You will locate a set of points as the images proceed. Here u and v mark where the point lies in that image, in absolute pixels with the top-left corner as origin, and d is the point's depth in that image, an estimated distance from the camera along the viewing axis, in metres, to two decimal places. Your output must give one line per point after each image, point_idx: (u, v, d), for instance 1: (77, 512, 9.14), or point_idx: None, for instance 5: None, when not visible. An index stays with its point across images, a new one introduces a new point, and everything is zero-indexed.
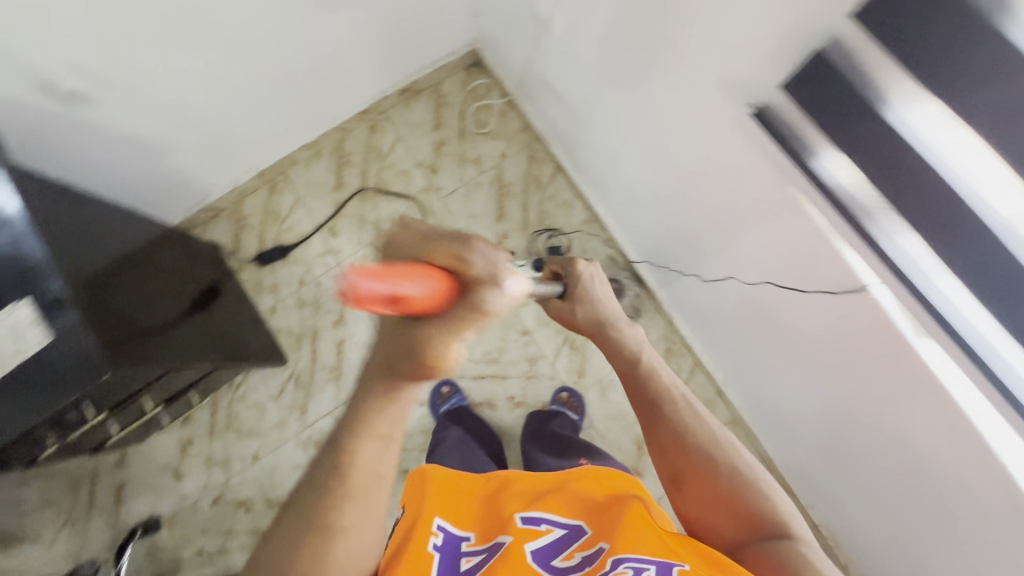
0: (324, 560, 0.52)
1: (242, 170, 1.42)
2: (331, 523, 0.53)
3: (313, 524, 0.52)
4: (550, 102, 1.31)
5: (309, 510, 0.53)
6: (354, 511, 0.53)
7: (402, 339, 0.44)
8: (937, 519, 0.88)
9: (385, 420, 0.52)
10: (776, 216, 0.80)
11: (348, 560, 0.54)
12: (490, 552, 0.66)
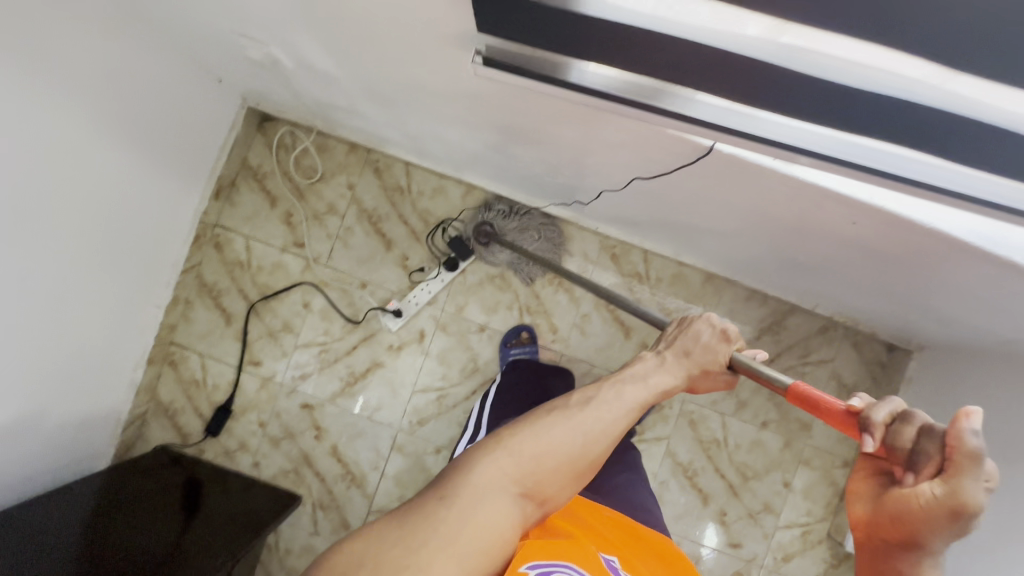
0: (594, 439, 0.65)
1: (130, 371, 1.30)
2: (607, 419, 0.67)
3: (597, 407, 0.67)
4: (351, 118, 1.17)
5: (577, 397, 0.69)
6: (619, 419, 0.68)
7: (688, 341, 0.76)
8: (901, 281, 0.87)
9: (642, 394, 0.70)
10: (590, 127, 0.69)
11: (592, 463, 0.65)
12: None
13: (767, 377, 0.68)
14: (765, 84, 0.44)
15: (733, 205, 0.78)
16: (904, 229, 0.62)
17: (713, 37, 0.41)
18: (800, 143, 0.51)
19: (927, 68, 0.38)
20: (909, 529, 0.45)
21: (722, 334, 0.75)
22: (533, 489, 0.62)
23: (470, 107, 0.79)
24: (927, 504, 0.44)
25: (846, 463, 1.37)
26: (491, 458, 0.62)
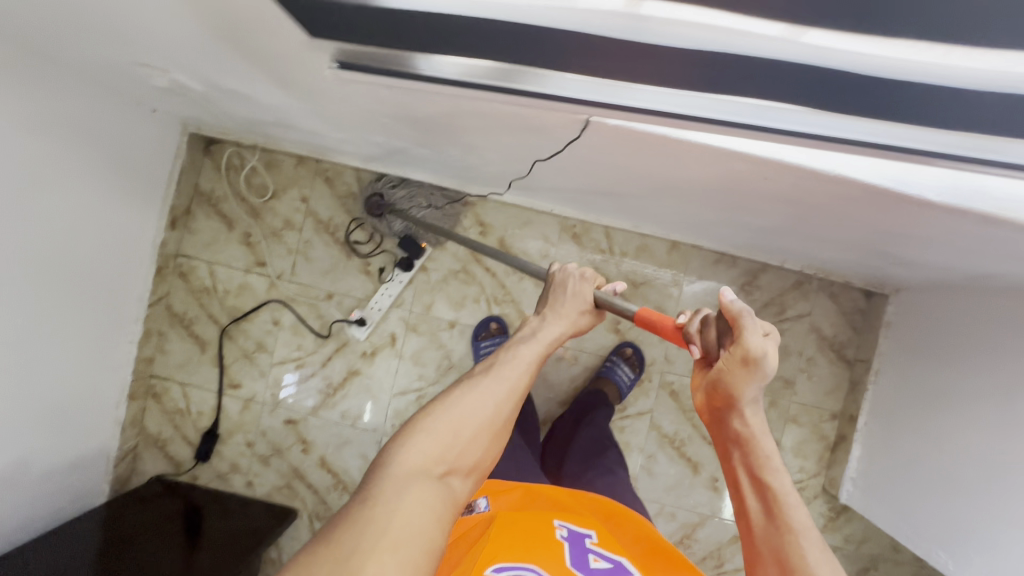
0: (500, 398, 0.68)
1: (114, 409, 1.32)
2: (508, 378, 0.70)
3: (498, 371, 0.71)
4: (290, 132, 1.16)
5: (479, 373, 0.71)
6: (521, 380, 0.71)
7: (558, 292, 0.80)
8: (845, 230, 0.85)
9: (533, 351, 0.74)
10: (489, 114, 0.67)
11: (504, 421, 0.68)
12: (615, 565, 0.70)
13: (623, 310, 0.73)
14: (631, 55, 0.42)
15: (655, 170, 0.75)
16: (814, 177, 0.60)
17: (563, 17, 0.40)
18: (690, 112, 0.49)
19: (780, 25, 0.36)
20: (730, 393, 0.60)
21: (581, 275, 0.80)
22: (456, 460, 0.62)
23: (376, 108, 0.77)
24: (734, 370, 0.59)
25: (834, 416, 1.35)
26: (408, 444, 0.61)
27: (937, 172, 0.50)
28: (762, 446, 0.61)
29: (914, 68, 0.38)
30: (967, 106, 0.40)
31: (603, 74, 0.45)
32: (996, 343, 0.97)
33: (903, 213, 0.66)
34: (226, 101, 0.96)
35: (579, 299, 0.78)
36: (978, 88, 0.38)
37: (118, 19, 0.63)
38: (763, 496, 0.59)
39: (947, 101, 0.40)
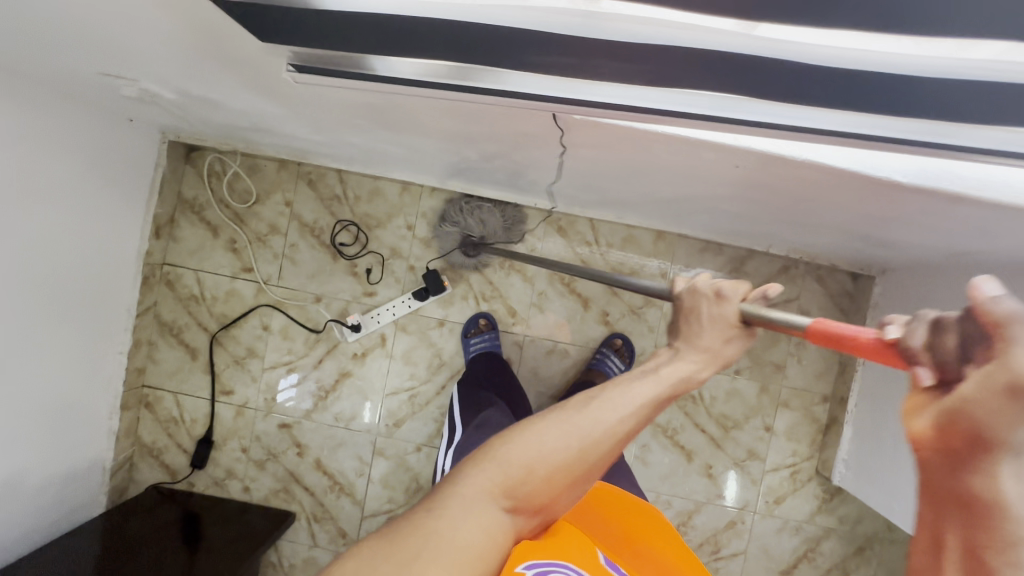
0: (593, 443, 0.52)
1: (107, 420, 1.32)
2: (606, 419, 0.52)
3: (596, 410, 0.52)
4: (268, 136, 1.15)
5: (580, 402, 0.54)
6: (626, 422, 0.52)
7: (685, 309, 0.53)
8: (820, 213, 0.85)
9: (645, 388, 0.52)
10: (456, 113, 0.66)
11: (592, 468, 0.53)
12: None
13: (779, 321, 0.44)
14: (584, 50, 0.42)
15: (628, 161, 0.75)
16: (783, 163, 0.60)
17: (510, 14, 0.39)
18: (652, 102, 0.48)
19: (730, 19, 0.35)
20: (992, 449, 0.27)
21: (714, 292, 0.50)
22: (525, 499, 0.54)
23: (346, 109, 0.77)
24: (981, 400, 0.27)
25: (825, 399, 1.35)
26: (478, 470, 0.54)
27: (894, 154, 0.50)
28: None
29: (870, 57, 0.37)
30: (926, 91, 0.39)
31: (559, 69, 0.44)
32: None
33: (875, 194, 0.66)
34: (198, 108, 0.95)
35: (714, 319, 0.50)
36: (933, 75, 0.37)
37: (78, 31, 0.63)
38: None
39: (905, 86, 0.39)
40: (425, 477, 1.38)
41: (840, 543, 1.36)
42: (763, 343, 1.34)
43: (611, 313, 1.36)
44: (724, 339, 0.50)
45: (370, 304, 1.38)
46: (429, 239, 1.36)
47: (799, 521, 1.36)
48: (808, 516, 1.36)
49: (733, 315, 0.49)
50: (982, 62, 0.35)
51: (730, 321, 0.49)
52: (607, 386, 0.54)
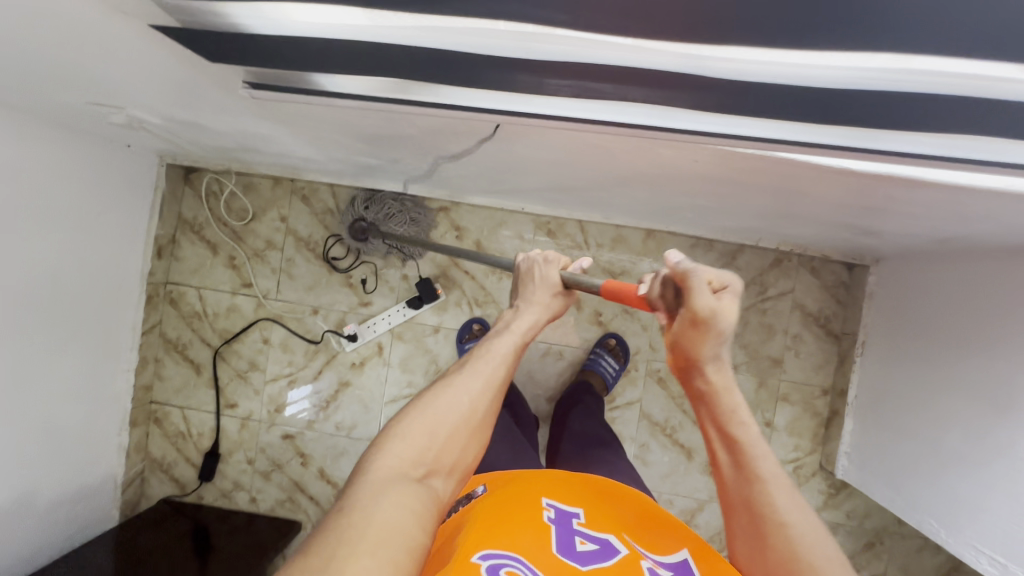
0: (476, 396, 0.62)
1: (116, 437, 1.36)
2: (487, 372, 0.64)
3: (471, 368, 0.64)
4: (259, 156, 1.19)
5: (453, 374, 0.65)
6: (496, 374, 0.65)
7: (522, 281, 0.74)
8: (796, 205, 0.85)
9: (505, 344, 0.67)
10: (423, 125, 0.68)
11: (484, 418, 0.62)
12: (603, 546, 0.64)
13: (583, 283, 0.66)
14: (518, 67, 0.44)
15: (595, 162, 0.76)
16: (741, 156, 0.60)
17: (439, 40, 0.41)
18: (596, 103, 0.50)
19: (648, 36, 0.37)
20: (687, 352, 0.56)
21: (544, 258, 0.73)
22: (437, 463, 0.57)
23: (321, 125, 0.79)
24: (682, 330, 0.53)
25: (826, 392, 1.33)
26: (385, 451, 0.56)
27: (841, 143, 0.51)
28: (749, 429, 0.58)
29: (782, 68, 0.39)
30: (843, 93, 0.41)
31: (500, 82, 0.46)
32: (975, 304, 0.94)
33: (839, 182, 0.66)
34: (187, 131, 0.99)
35: (542, 285, 0.72)
36: (844, 82, 0.39)
37: (61, 67, 0.66)
38: (752, 487, 0.56)
39: (822, 88, 0.41)
40: None
41: (849, 538, 1.33)
42: (758, 337, 1.33)
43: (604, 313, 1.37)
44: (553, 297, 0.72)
45: (366, 315, 1.40)
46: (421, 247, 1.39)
47: None
48: None
49: (555, 282, 0.71)
50: (886, 68, 0.37)
51: (553, 286, 0.71)
52: (479, 348, 0.67)
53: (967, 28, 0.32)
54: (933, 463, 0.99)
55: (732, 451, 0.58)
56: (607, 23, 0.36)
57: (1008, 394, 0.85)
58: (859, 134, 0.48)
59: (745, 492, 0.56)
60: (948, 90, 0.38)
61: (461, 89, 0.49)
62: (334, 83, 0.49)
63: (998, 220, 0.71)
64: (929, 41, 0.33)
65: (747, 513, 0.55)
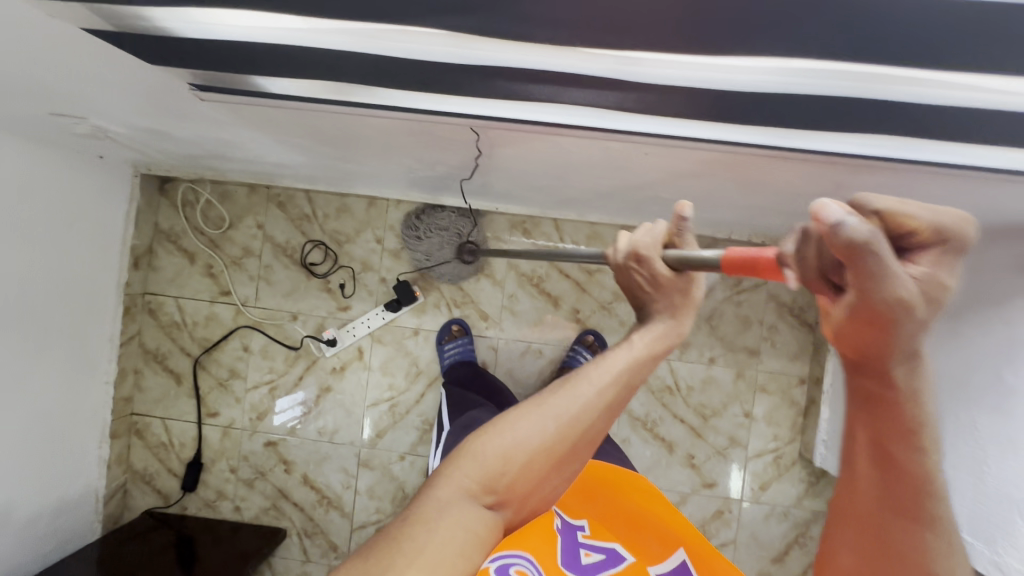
0: (573, 421, 0.50)
1: (97, 449, 1.35)
2: (588, 393, 0.51)
3: (576, 385, 0.52)
4: (230, 163, 1.19)
5: (558, 385, 0.53)
6: (610, 395, 0.51)
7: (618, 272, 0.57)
8: (756, 197, 0.86)
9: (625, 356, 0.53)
10: (379, 127, 0.69)
11: (578, 448, 0.51)
12: (609, 556, 0.71)
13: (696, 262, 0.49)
14: (453, 71, 0.45)
15: (554, 159, 0.77)
16: (685, 148, 0.62)
17: (371, 48, 0.42)
18: (536, 103, 0.51)
19: (570, 44, 0.38)
20: (864, 356, 0.39)
21: (633, 260, 0.54)
22: (508, 493, 0.49)
23: (283, 131, 0.80)
24: (848, 319, 0.36)
25: (802, 381, 1.35)
26: (454, 471, 0.50)
27: (768, 135, 0.52)
28: (925, 456, 0.43)
29: (700, 70, 0.40)
30: (756, 94, 0.43)
31: (438, 84, 0.47)
32: None
33: (787, 171, 0.67)
34: (154, 140, 0.99)
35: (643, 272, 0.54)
36: (750, 83, 0.41)
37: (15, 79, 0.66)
38: (903, 525, 0.44)
39: (743, 87, 0.42)
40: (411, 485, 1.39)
41: None
42: (734, 330, 1.35)
43: (581, 310, 1.38)
44: (676, 284, 0.53)
45: (345, 319, 1.40)
46: (398, 251, 1.39)
47: (786, 506, 1.35)
48: (795, 501, 1.35)
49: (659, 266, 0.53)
50: (795, 70, 0.38)
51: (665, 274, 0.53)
52: (589, 361, 0.54)
53: (843, 32, 0.34)
54: None
55: (885, 480, 0.44)
56: (529, 33, 0.37)
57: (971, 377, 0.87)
58: (778, 132, 0.51)
59: (887, 526, 0.45)
60: (840, 91, 0.41)
61: (404, 90, 0.50)
62: (277, 86, 0.51)
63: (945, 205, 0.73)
64: (814, 45, 0.35)
65: (877, 546, 0.46)
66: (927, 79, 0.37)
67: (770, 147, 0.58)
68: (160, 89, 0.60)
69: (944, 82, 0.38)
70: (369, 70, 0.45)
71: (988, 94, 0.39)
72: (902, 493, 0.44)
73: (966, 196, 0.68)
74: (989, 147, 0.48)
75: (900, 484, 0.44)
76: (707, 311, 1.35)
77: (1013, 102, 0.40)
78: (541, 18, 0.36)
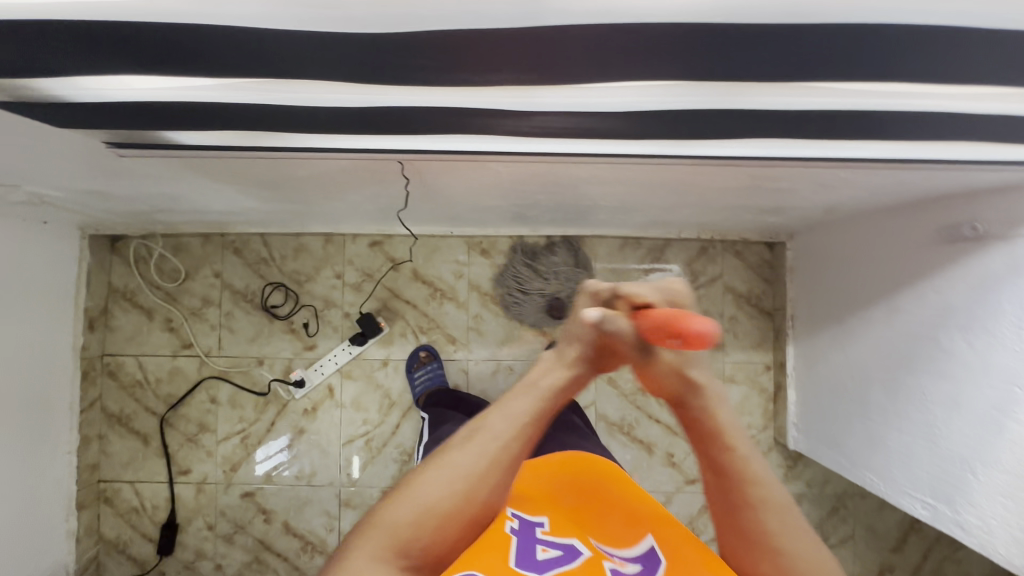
0: (478, 477, 0.54)
1: (64, 523, 1.30)
2: (495, 448, 0.55)
3: (481, 441, 0.55)
4: (178, 215, 1.19)
5: (458, 443, 0.56)
6: (515, 448, 0.55)
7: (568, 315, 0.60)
8: (691, 197, 0.89)
9: (525, 412, 0.57)
10: (312, 168, 0.71)
11: (485, 502, 0.54)
12: (566, 551, 0.60)
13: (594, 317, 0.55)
14: (362, 111, 0.47)
15: (489, 181, 0.79)
16: (600, 160, 0.66)
17: (267, 97, 0.44)
18: (449, 134, 0.53)
19: (463, 76, 0.42)
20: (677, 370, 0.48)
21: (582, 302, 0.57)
22: (420, 562, 0.51)
23: (219, 180, 0.81)
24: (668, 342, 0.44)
25: (769, 367, 1.38)
26: (363, 542, 0.50)
27: (665, 141, 0.57)
28: (733, 451, 0.56)
29: (575, 93, 0.45)
30: (632, 112, 0.49)
31: (352, 126, 0.50)
32: (872, 265, 1.01)
33: (704, 171, 0.71)
34: (97, 201, 0.99)
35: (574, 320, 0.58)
36: (625, 103, 0.47)
37: None
38: (752, 518, 0.54)
39: (621, 105, 0.48)
40: None
41: (812, 507, 1.36)
42: None
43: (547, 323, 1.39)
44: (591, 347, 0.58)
45: (312, 358, 1.39)
46: (359, 284, 1.39)
47: None
48: None
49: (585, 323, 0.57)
50: (646, 92, 0.45)
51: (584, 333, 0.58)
52: (491, 413, 0.58)
53: (676, 61, 0.40)
54: (864, 423, 1.04)
55: (731, 491, 0.55)
56: (417, 72, 0.41)
57: (912, 345, 0.91)
58: (667, 138, 0.55)
59: (741, 523, 0.54)
60: (692, 104, 0.48)
61: (320, 132, 0.51)
62: (191, 137, 0.52)
63: (860, 185, 0.77)
64: (663, 68, 0.41)
65: (741, 540, 0.54)
66: (746, 95, 0.45)
67: (680, 153, 0.61)
68: (81, 150, 0.60)
69: (758, 99, 0.47)
70: (280, 120, 0.48)
71: (812, 97, 0.46)
72: (742, 495, 0.54)
73: (871, 177, 0.73)
74: (857, 135, 0.53)
75: (740, 486, 0.55)
76: None
77: (840, 101, 0.47)
78: (431, 62, 0.40)
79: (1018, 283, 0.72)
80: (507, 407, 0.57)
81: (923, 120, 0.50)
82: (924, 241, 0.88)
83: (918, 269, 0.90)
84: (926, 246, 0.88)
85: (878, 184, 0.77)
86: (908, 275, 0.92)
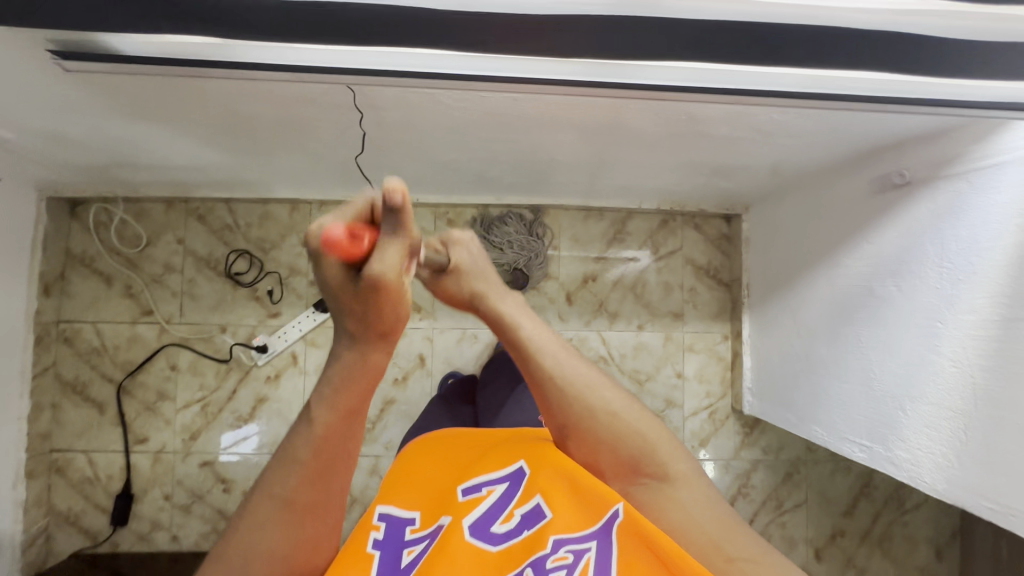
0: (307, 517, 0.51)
1: (11, 491, 1.26)
2: (303, 484, 0.51)
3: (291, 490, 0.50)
4: (137, 173, 1.18)
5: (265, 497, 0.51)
6: (337, 464, 0.52)
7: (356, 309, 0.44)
8: (645, 150, 0.93)
9: (335, 435, 0.51)
10: (270, 100, 0.72)
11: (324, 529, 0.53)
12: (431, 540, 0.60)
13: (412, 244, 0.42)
14: (308, 14, 0.49)
15: (446, 123, 0.81)
16: (548, 95, 0.68)
17: None
18: (395, 50, 0.55)
19: None
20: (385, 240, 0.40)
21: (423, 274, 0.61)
22: None
23: (178, 117, 0.81)
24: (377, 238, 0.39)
25: (726, 337, 1.42)
26: None
27: (602, 66, 0.57)
28: (601, 406, 0.61)
29: None
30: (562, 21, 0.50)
31: (298, 32, 0.51)
32: (817, 224, 1.07)
33: (651, 114, 0.74)
34: (54, 148, 0.98)
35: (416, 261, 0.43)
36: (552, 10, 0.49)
37: None
38: (619, 454, 0.62)
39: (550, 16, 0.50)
40: (357, 486, 1.37)
41: (768, 473, 1.40)
42: (659, 297, 1.41)
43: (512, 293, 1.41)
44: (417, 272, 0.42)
45: (276, 326, 1.39)
46: None
47: (726, 459, 1.40)
48: (733, 453, 1.40)
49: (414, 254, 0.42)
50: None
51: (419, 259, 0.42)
52: (296, 447, 0.51)
53: None
54: (807, 379, 1.09)
55: (541, 388, 0.62)
56: None
57: (851, 296, 0.96)
58: (605, 65, 0.57)
59: (611, 458, 0.62)
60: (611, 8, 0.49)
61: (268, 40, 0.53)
62: (140, 41, 0.53)
63: (796, 135, 0.81)
64: None
65: (618, 468, 0.62)
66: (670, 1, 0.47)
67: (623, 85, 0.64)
68: (27, 58, 0.60)
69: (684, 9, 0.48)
70: (226, 21, 0.49)
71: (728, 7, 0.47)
72: (552, 390, 0.62)
73: (807, 124, 0.77)
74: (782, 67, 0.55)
75: (542, 379, 0.62)
76: (631, 280, 1.41)
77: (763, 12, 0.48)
78: None
79: (942, 226, 0.77)
80: (306, 438, 0.51)
81: (849, 45, 0.50)
82: (864, 196, 0.93)
83: (857, 223, 0.95)
84: (864, 202, 0.93)
85: (812, 136, 0.81)
86: (847, 231, 0.98)
